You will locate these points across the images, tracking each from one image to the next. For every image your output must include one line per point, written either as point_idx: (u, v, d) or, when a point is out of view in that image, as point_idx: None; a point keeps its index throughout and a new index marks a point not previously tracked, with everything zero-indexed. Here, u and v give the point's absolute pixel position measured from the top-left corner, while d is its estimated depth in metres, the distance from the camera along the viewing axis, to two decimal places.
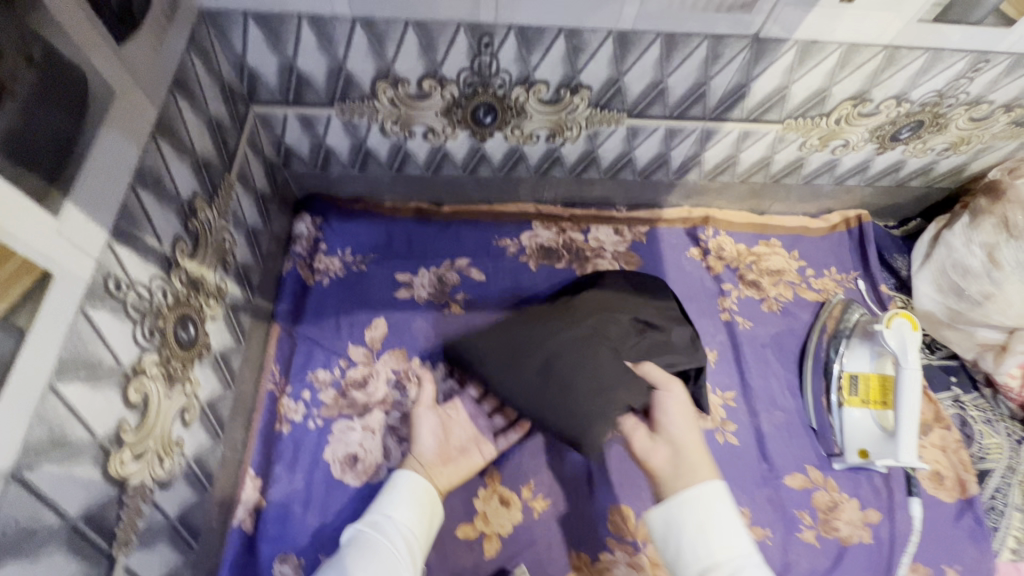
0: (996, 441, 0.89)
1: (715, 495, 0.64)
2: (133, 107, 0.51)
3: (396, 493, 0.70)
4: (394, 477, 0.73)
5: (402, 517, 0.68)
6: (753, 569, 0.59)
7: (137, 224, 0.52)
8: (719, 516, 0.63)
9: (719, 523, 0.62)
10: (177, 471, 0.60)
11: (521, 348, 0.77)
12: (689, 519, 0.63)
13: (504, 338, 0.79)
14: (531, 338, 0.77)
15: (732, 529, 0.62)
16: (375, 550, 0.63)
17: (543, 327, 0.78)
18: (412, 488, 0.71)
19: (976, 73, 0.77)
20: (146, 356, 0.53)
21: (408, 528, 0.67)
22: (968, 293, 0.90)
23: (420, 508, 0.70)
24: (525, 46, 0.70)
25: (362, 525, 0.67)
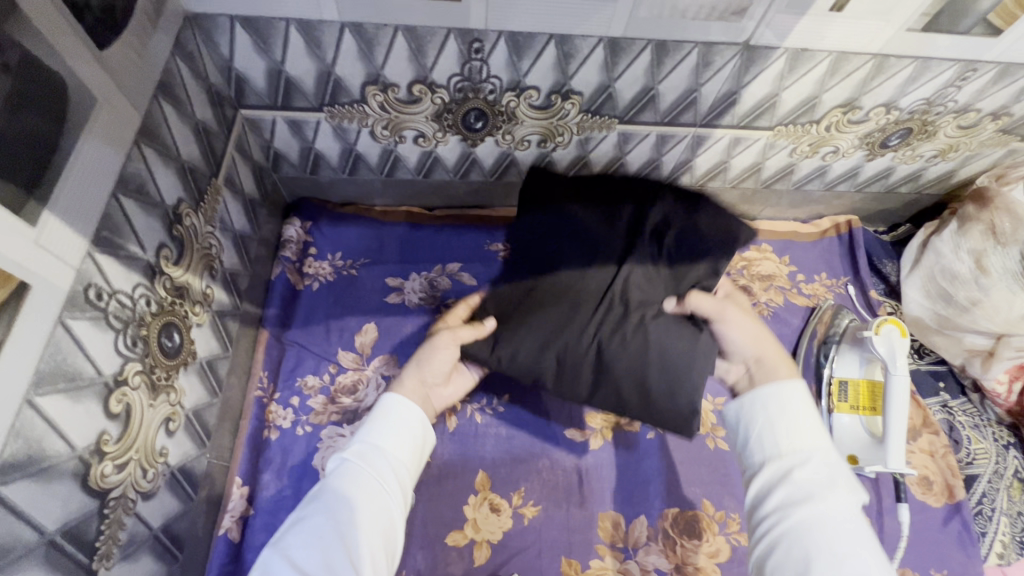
0: (982, 447, 0.90)
1: (796, 397, 0.63)
2: (115, 113, 0.50)
3: (385, 422, 0.67)
4: (383, 403, 0.69)
5: (390, 445, 0.65)
6: (819, 467, 0.59)
7: (120, 233, 0.51)
8: (792, 410, 0.62)
9: (795, 421, 0.62)
10: (161, 481, 0.59)
11: (550, 348, 0.69)
12: (762, 412, 0.64)
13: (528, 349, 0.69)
14: (560, 339, 0.69)
15: (805, 425, 0.61)
16: (360, 481, 0.61)
17: (563, 324, 0.69)
18: (402, 415, 0.67)
19: (964, 82, 0.77)
20: (128, 365, 0.52)
21: (394, 456, 0.65)
22: (956, 299, 0.91)
23: (409, 436, 0.67)
24: (515, 52, 0.69)
25: (348, 454, 0.64)
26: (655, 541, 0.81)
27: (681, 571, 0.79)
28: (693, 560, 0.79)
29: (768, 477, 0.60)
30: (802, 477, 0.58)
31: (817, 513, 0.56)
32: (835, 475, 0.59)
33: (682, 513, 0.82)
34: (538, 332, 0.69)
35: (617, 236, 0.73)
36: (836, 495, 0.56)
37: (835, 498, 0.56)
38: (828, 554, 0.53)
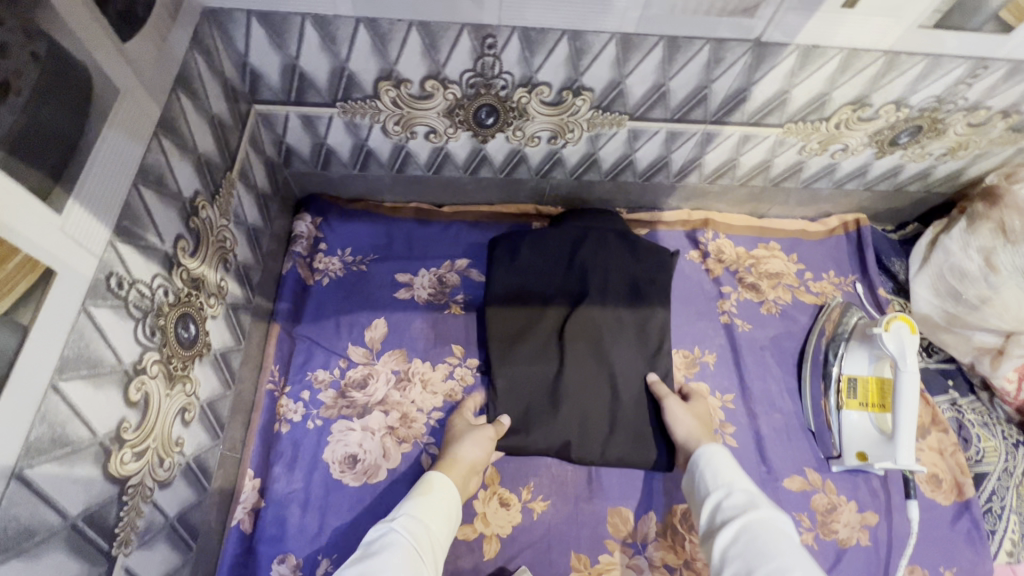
0: (992, 444, 0.89)
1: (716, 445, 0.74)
2: (136, 104, 0.50)
3: (429, 499, 0.69)
4: (429, 479, 0.72)
5: (430, 523, 0.66)
6: (742, 494, 0.67)
7: (140, 222, 0.52)
8: (728, 463, 0.72)
9: (718, 462, 0.72)
10: (177, 470, 0.59)
11: (577, 418, 0.82)
12: (695, 465, 0.74)
13: (559, 411, 0.82)
14: (584, 391, 0.83)
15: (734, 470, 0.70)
16: (408, 553, 0.61)
17: (585, 378, 0.83)
18: (445, 494, 0.70)
19: (975, 79, 0.77)
20: (146, 354, 0.53)
21: (432, 535, 0.65)
22: (965, 297, 0.91)
23: (447, 514, 0.69)
24: (528, 48, 0.70)
25: (395, 524, 0.64)
26: (664, 536, 0.81)
27: (690, 566, 0.79)
28: (702, 556, 0.80)
29: (707, 514, 0.68)
30: (729, 505, 0.66)
31: (748, 525, 0.62)
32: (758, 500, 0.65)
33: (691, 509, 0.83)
34: (570, 393, 0.82)
35: (605, 278, 0.89)
36: (759, 509, 0.63)
37: (762, 512, 0.63)
38: (762, 559, 0.57)
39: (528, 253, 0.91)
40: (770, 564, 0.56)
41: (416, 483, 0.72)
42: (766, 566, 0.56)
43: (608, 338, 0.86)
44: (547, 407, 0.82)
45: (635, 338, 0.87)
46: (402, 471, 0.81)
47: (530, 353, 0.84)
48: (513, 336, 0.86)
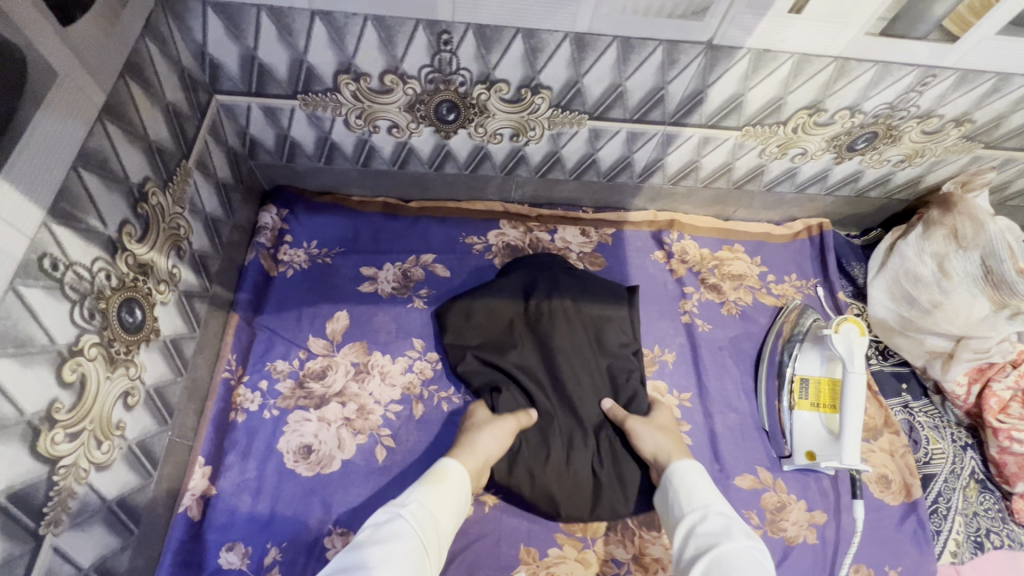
0: (940, 447, 0.91)
1: (688, 466, 0.74)
2: (78, 88, 0.51)
3: (443, 487, 0.69)
4: (445, 466, 0.71)
5: (440, 514, 0.66)
6: (717, 519, 0.66)
7: (78, 205, 0.52)
8: (700, 481, 0.72)
9: (696, 485, 0.71)
10: (116, 454, 0.60)
11: (568, 466, 0.80)
12: (669, 486, 0.73)
13: (546, 467, 0.79)
14: (572, 448, 0.81)
15: (705, 489, 0.71)
16: (411, 543, 0.61)
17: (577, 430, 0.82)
18: (458, 482, 0.70)
19: (924, 87, 0.79)
20: (84, 336, 0.53)
21: (438, 525, 0.66)
22: (919, 302, 0.93)
23: (456, 502, 0.69)
24: (483, 45, 0.71)
25: (404, 510, 0.64)
26: (616, 531, 0.82)
27: (638, 561, 0.80)
28: (651, 551, 0.81)
29: (679, 539, 0.68)
30: (703, 530, 0.66)
31: (719, 555, 0.62)
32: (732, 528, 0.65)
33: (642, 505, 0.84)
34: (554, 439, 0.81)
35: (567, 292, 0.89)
36: (733, 539, 0.63)
37: (736, 542, 0.62)
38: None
39: (486, 298, 0.89)
40: None
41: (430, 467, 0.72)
42: None
43: (586, 375, 0.86)
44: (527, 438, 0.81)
45: (615, 378, 0.87)
46: (356, 462, 0.82)
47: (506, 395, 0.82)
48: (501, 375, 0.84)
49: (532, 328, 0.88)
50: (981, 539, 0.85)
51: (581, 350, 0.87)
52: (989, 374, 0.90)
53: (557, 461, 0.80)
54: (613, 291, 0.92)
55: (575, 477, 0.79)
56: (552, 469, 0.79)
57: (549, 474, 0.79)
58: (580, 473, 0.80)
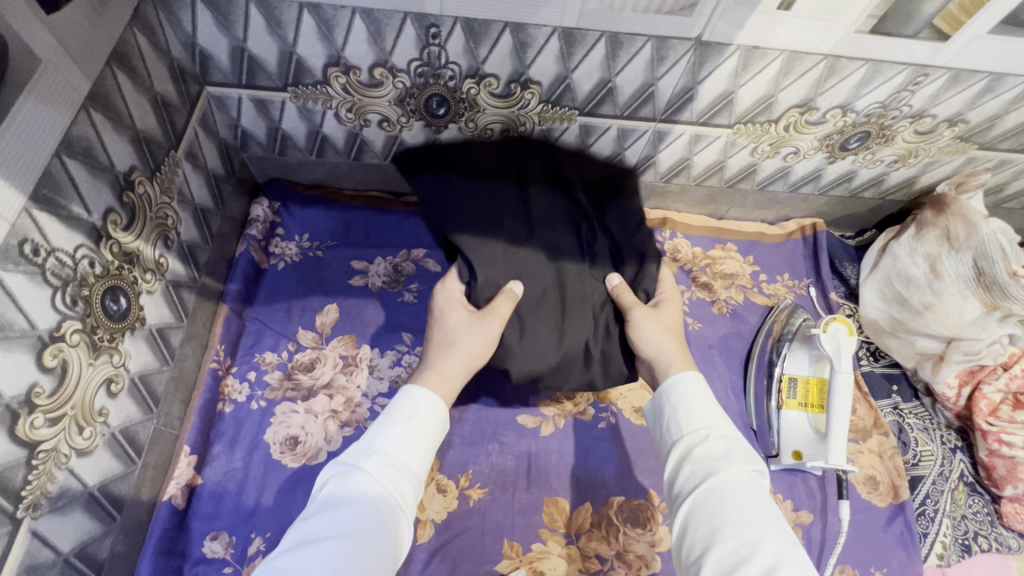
0: (929, 449, 0.90)
1: (689, 379, 0.69)
2: (63, 77, 0.51)
3: (410, 421, 0.63)
4: (412, 402, 0.64)
5: (408, 451, 0.61)
6: (717, 442, 0.63)
7: (62, 192, 0.53)
8: (699, 395, 0.68)
9: (695, 403, 0.67)
10: (99, 441, 0.60)
11: (559, 342, 0.76)
12: (666, 401, 0.69)
13: (539, 336, 0.75)
14: (568, 321, 0.76)
15: (706, 402, 0.67)
16: (378, 499, 0.57)
17: (573, 306, 0.78)
18: (427, 419, 0.64)
19: (916, 86, 0.78)
20: (66, 323, 0.54)
21: (405, 460, 0.61)
22: (910, 303, 0.92)
23: (427, 441, 0.64)
24: (472, 39, 0.71)
25: (367, 463, 0.58)
26: (600, 528, 0.82)
27: (622, 558, 0.80)
28: (635, 548, 0.81)
29: (673, 461, 0.65)
30: (700, 453, 0.63)
31: (716, 486, 0.59)
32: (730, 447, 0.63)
33: (626, 502, 0.84)
34: (547, 316, 0.76)
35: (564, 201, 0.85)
36: (734, 464, 0.60)
37: (735, 468, 0.60)
38: (731, 525, 0.56)
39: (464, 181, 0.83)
40: (741, 531, 0.56)
41: (396, 401, 0.65)
42: (735, 532, 0.56)
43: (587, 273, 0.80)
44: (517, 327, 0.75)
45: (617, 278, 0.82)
46: (341, 454, 0.82)
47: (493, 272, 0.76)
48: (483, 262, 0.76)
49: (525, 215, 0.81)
50: (969, 542, 0.85)
51: (581, 239, 0.82)
52: (979, 376, 0.89)
53: (542, 346, 0.75)
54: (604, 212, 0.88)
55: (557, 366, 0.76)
56: (536, 354, 0.75)
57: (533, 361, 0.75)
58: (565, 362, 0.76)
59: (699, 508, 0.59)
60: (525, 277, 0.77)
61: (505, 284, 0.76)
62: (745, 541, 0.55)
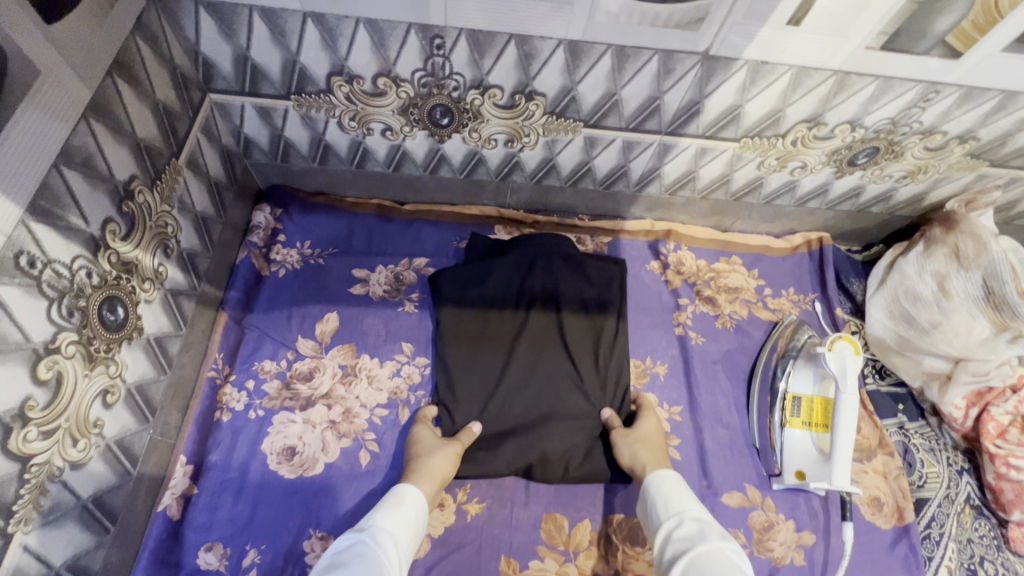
0: (935, 470, 0.89)
1: (664, 475, 0.74)
2: (62, 86, 0.51)
3: (400, 509, 0.69)
4: (400, 491, 0.72)
5: (397, 530, 0.67)
6: (693, 524, 0.67)
7: (59, 203, 0.52)
8: (678, 488, 0.73)
9: (668, 491, 0.72)
10: (94, 452, 0.60)
11: (534, 437, 0.81)
12: (647, 495, 0.74)
13: (520, 435, 0.82)
14: (542, 415, 0.83)
15: (684, 496, 0.71)
16: (375, 564, 0.61)
17: (558, 410, 0.84)
18: (417, 505, 0.71)
19: (927, 103, 0.77)
20: (61, 335, 0.53)
21: (396, 539, 0.66)
22: (918, 321, 0.91)
23: (416, 526, 0.69)
24: (476, 50, 0.70)
25: (363, 534, 0.65)
26: (598, 545, 0.81)
27: None
28: (634, 567, 0.79)
29: (660, 546, 0.68)
30: (680, 536, 0.66)
31: (694, 560, 0.62)
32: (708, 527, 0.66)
33: (625, 520, 0.82)
34: (528, 406, 0.84)
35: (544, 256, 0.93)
36: (706, 540, 0.64)
37: (710, 543, 0.63)
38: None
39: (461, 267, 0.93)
40: None
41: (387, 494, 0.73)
42: None
43: (551, 345, 0.88)
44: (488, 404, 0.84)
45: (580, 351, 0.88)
46: (339, 466, 0.81)
47: (483, 368, 0.86)
48: (459, 335, 0.88)
49: (520, 321, 0.89)
50: (975, 566, 0.83)
51: (573, 344, 0.88)
52: (987, 398, 0.87)
53: (521, 431, 0.82)
54: (592, 276, 0.94)
55: (539, 453, 0.81)
56: (517, 440, 0.82)
57: (517, 442, 0.81)
58: (547, 445, 0.81)
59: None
60: (513, 372, 0.86)
61: (484, 377, 0.86)
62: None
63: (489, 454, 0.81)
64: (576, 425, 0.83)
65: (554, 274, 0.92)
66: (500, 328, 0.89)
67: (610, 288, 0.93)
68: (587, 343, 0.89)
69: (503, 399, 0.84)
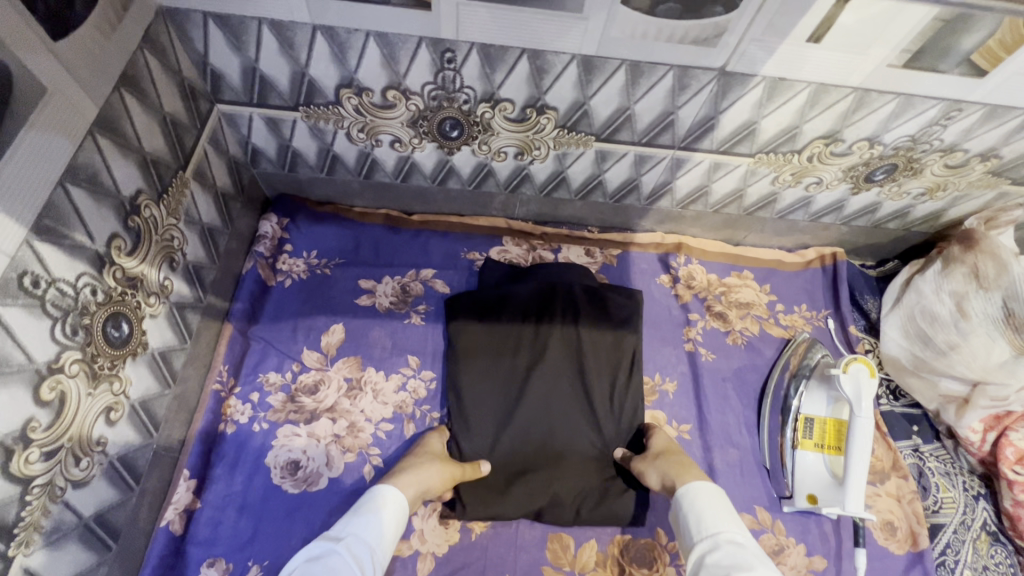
0: (951, 495, 0.87)
1: (697, 491, 0.72)
2: (67, 102, 0.50)
3: (379, 516, 0.69)
4: (381, 494, 0.71)
5: (374, 539, 0.67)
6: (729, 548, 0.65)
7: (65, 221, 0.51)
8: (715, 505, 0.70)
9: (703, 509, 0.70)
10: (97, 470, 0.59)
11: (544, 478, 0.81)
12: (681, 511, 0.72)
13: (532, 471, 0.82)
14: (552, 456, 0.83)
15: (720, 514, 0.69)
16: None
17: (572, 447, 0.84)
18: (395, 510, 0.71)
19: (949, 121, 0.75)
20: (65, 354, 0.53)
21: (372, 548, 0.66)
22: (934, 342, 0.89)
23: (391, 534, 0.69)
24: (488, 64, 0.69)
25: (339, 545, 0.65)
26: (605, 566, 0.79)
27: None
28: None
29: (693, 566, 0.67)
30: (713, 560, 0.65)
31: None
32: (744, 551, 0.64)
33: (633, 541, 0.81)
34: (539, 447, 0.84)
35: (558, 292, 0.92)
36: (741, 567, 0.62)
37: (753, 573, 0.61)
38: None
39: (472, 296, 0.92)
40: None
41: (369, 495, 0.72)
42: None
43: (564, 383, 0.86)
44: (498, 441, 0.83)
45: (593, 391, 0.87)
46: (342, 481, 0.80)
47: (496, 399, 0.86)
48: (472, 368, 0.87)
49: (535, 352, 0.88)
50: None
51: (586, 384, 0.87)
52: (1006, 422, 0.85)
53: (531, 472, 0.82)
54: (606, 309, 0.92)
55: (549, 495, 0.80)
56: (528, 482, 0.81)
57: (528, 483, 0.81)
58: (558, 488, 0.81)
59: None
60: (524, 410, 0.85)
61: (495, 413, 0.85)
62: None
63: (498, 495, 0.81)
64: (587, 467, 0.83)
65: (567, 307, 0.91)
66: (514, 360, 0.87)
67: (625, 324, 0.91)
68: (602, 379, 0.88)
69: (513, 437, 0.84)
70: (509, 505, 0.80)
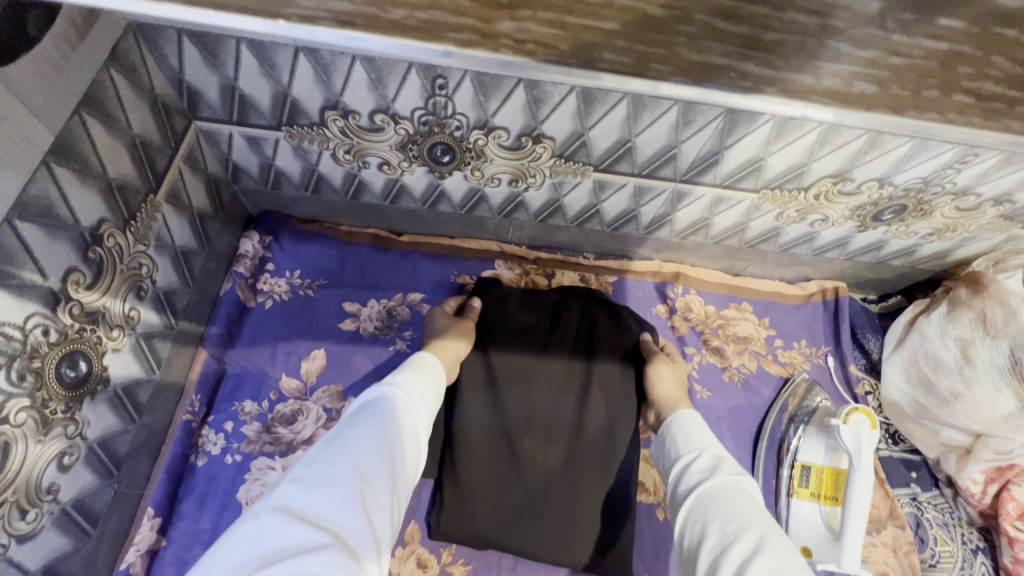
0: (948, 549, 0.85)
1: (689, 415, 0.70)
2: (17, 133, 0.46)
3: (425, 372, 0.66)
4: (422, 358, 0.69)
5: (426, 391, 0.64)
6: (711, 458, 0.62)
7: (11, 260, 0.48)
8: (703, 429, 0.67)
9: (691, 430, 0.67)
10: (45, 520, 0.56)
11: (523, 506, 0.77)
12: (667, 433, 0.69)
13: (514, 502, 0.78)
14: (542, 488, 0.78)
15: (708, 436, 0.66)
16: (406, 412, 0.59)
17: (565, 479, 0.78)
18: (435, 373, 0.68)
19: (963, 165, 0.70)
20: (11, 402, 0.49)
21: (425, 398, 0.63)
22: (937, 389, 0.86)
23: (437, 390, 0.67)
24: (481, 92, 0.65)
25: (396, 386, 0.61)
26: None
27: None
28: None
29: (674, 477, 0.64)
30: (695, 469, 0.61)
31: (708, 489, 0.58)
32: (728, 460, 0.61)
33: None
34: (525, 479, 0.78)
35: (571, 311, 0.88)
36: (724, 473, 0.59)
37: (726, 475, 0.58)
38: (722, 518, 0.54)
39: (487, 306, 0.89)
40: (728, 525, 0.53)
41: (407, 361, 0.69)
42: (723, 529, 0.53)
43: (562, 409, 0.81)
44: (482, 468, 0.79)
45: (597, 420, 0.81)
46: None
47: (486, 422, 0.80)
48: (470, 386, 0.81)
49: (538, 376, 0.82)
50: None
51: (587, 413, 0.81)
52: (1009, 475, 0.82)
53: (512, 502, 0.78)
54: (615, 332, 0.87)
55: (527, 526, 0.77)
56: (508, 514, 0.77)
57: (507, 515, 0.77)
58: (538, 520, 0.77)
59: (694, 515, 0.57)
60: (516, 436, 0.80)
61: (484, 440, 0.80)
62: (731, 530, 0.52)
63: (473, 527, 0.77)
64: (575, 503, 0.78)
65: (580, 327, 0.87)
66: (516, 385, 0.82)
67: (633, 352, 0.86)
68: (605, 412, 0.81)
69: (497, 465, 0.79)
70: (486, 533, 0.76)
